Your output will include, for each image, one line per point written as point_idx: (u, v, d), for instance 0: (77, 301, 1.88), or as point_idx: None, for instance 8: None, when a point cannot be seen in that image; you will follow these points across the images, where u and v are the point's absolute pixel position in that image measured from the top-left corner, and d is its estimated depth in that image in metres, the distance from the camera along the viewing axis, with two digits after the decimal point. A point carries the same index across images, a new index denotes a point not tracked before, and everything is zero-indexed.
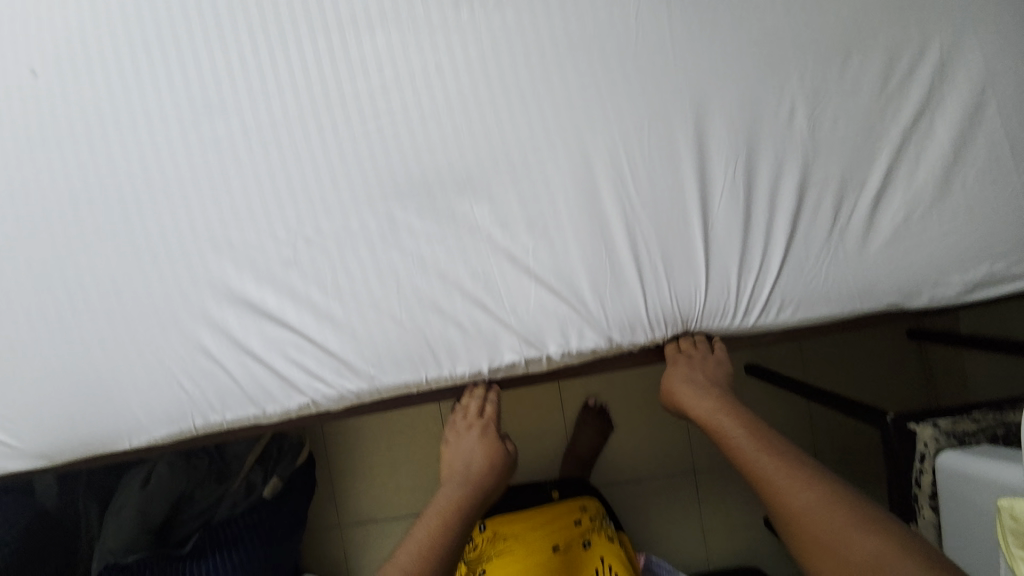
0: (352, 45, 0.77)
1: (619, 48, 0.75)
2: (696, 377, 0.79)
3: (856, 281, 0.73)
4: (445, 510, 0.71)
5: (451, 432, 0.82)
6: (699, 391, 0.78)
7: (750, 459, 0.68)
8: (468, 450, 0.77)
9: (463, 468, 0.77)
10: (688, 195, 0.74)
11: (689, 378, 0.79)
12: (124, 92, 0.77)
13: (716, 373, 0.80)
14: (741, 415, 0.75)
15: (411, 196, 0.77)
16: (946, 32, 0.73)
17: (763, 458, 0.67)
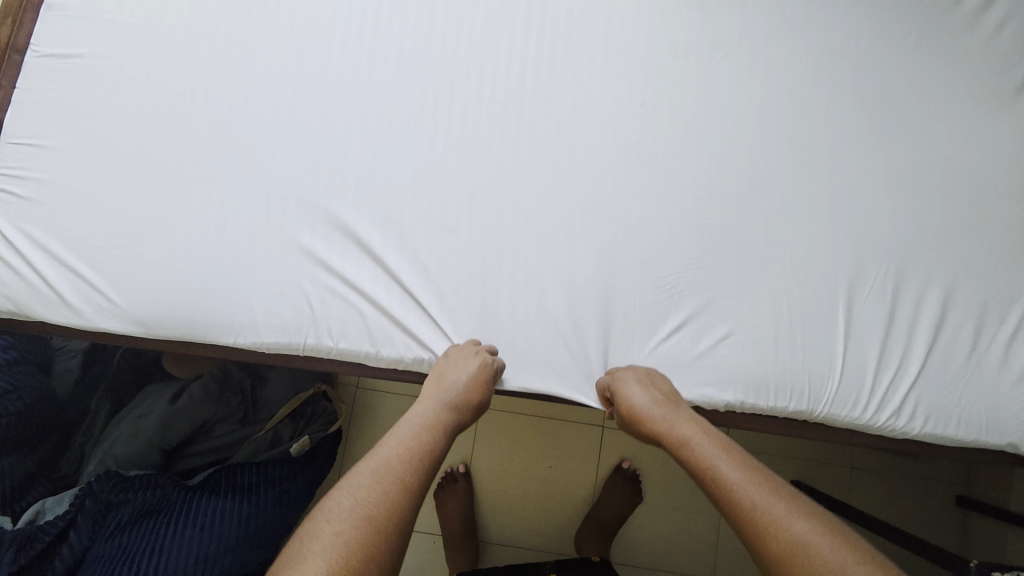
0: (572, 54, 0.82)
1: (807, 133, 0.81)
2: (653, 389, 0.69)
3: (985, 411, 0.74)
4: (405, 456, 0.60)
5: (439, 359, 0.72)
6: (662, 405, 0.67)
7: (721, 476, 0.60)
8: (460, 380, 0.67)
9: (454, 387, 0.67)
10: (841, 280, 0.77)
11: (648, 390, 0.68)
12: (357, 23, 0.81)
13: (667, 386, 0.70)
14: (713, 436, 0.65)
15: (581, 201, 0.78)
16: None
17: (728, 469, 0.60)
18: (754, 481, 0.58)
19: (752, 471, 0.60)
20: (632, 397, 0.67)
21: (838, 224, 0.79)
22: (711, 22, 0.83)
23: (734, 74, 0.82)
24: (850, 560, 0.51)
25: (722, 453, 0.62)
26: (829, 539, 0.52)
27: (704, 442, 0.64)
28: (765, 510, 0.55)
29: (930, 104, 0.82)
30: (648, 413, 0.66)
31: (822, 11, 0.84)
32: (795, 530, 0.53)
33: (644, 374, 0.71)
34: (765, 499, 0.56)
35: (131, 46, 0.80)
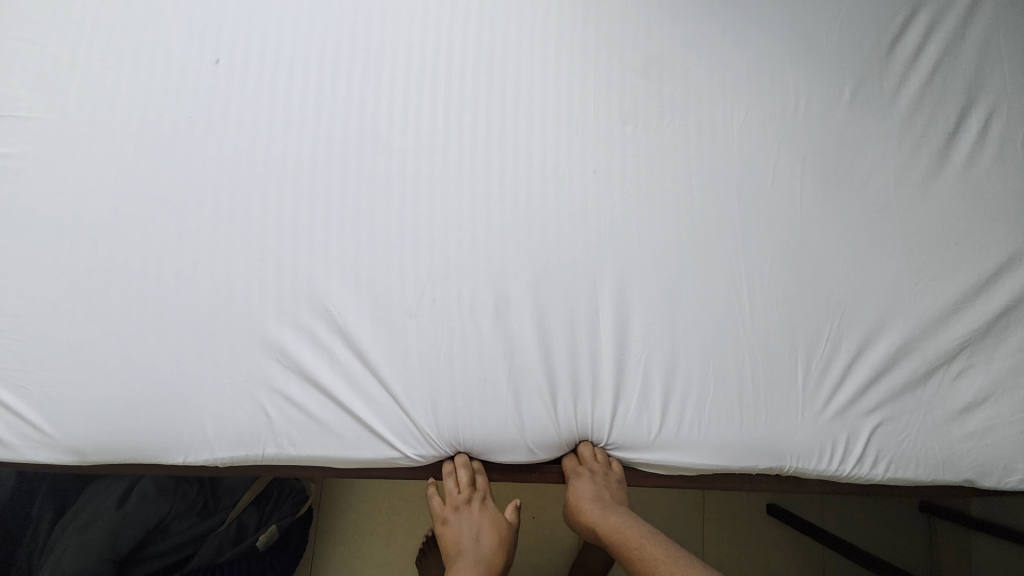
0: (522, 126, 0.82)
1: (754, 191, 0.83)
2: (599, 483, 0.74)
3: (940, 450, 0.77)
4: None
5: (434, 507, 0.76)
6: (608, 502, 0.72)
7: (646, 558, 0.67)
8: (471, 528, 0.72)
9: (475, 541, 0.72)
10: (798, 334, 0.79)
11: (593, 486, 0.73)
12: (299, 108, 0.78)
13: (611, 474, 0.76)
14: (640, 523, 0.72)
15: (545, 276, 0.78)
16: None
17: (651, 549, 0.68)
18: (671, 560, 0.66)
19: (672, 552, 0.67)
20: (580, 493, 0.73)
21: (791, 278, 0.81)
22: (656, 88, 0.85)
23: (681, 137, 0.84)
24: None
25: (646, 537, 0.69)
26: None
27: (631, 528, 0.71)
28: None
29: (867, 154, 0.86)
30: (587, 506, 0.72)
31: (761, 73, 0.87)
32: None
33: (602, 459, 0.77)
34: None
35: (53, 142, 0.75)
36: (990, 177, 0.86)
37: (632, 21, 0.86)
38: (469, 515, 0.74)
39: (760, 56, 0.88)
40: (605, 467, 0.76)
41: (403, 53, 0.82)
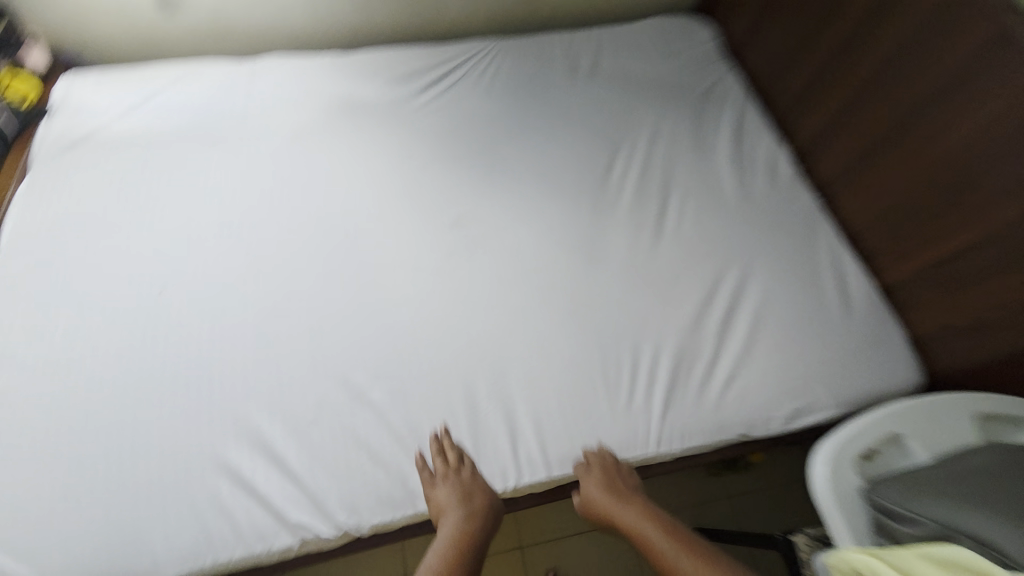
0: (376, 277, 1.21)
1: (542, 280, 1.23)
2: (608, 479, 0.97)
3: (713, 419, 1.08)
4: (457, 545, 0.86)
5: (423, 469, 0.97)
6: (619, 490, 0.96)
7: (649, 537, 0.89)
8: (450, 491, 0.94)
9: None
10: (594, 365, 1.12)
11: (602, 481, 0.97)
12: (220, 304, 1.14)
13: (622, 473, 1.00)
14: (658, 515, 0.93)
15: (407, 371, 1.08)
16: (730, 269, 1.27)
17: (653, 531, 0.89)
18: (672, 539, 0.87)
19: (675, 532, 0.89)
20: (591, 488, 0.97)
21: (581, 329, 1.17)
22: (463, 232, 1.29)
23: (486, 258, 1.25)
24: None
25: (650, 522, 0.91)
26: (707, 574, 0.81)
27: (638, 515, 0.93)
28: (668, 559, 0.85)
29: (611, 239, 1.31)
30: (603, 500, 0.95)
31: (530, 207, 1.34)
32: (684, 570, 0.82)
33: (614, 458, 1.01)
34: (674, 549, 0.86)
35: (41, 371, 1.05)
36: (691, 234, 1.32)
37: (444, 198, 1.34)
38: (462, 476, 0.96)
39: (527, 197, 1.36)
40: (615, 463, 1.00)
41: (290, 251, 1.23)
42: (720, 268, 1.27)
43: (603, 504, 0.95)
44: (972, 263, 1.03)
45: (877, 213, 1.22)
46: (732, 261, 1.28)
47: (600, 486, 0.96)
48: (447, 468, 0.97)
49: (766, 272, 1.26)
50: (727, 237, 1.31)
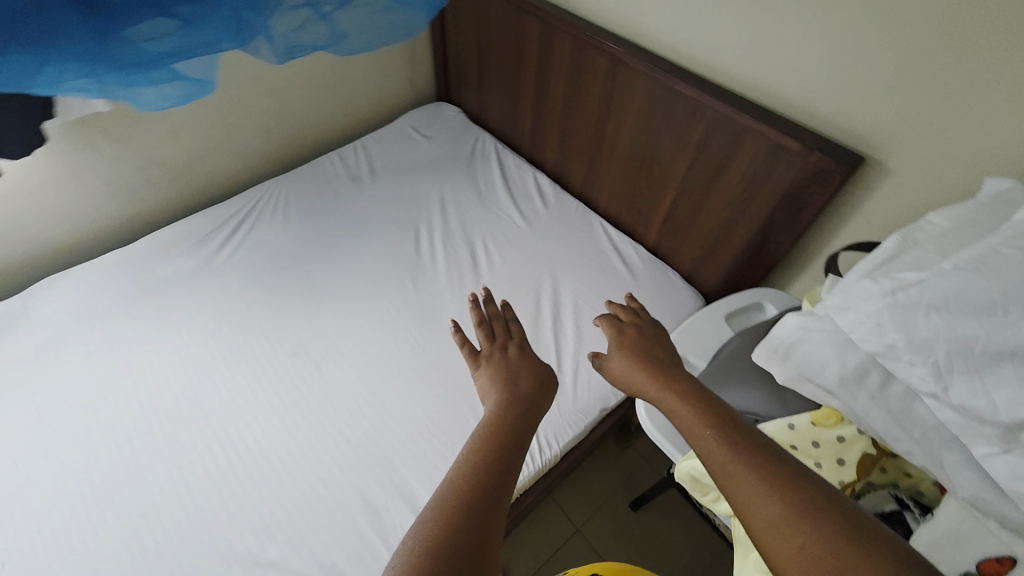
0: (237, 438, 1.21)
1: (396, 365, 1.34)
2: (631, 350, 0.79)
3: (575, 409, 1.26)
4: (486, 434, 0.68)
5: (468, 353, 0.85)
6: (647, 364, 0.75)
7: (698, 437, 0.58)
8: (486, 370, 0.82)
9: None
10: (466, 416, 1.25)
11: (625, 352, 0.79)
12: (69, 548, 1.04)
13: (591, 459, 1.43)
14: (711, 404, 0.62)
15: (299, 511, 1.10)
16: (543, 281, 1.49)
17: (702, 427, 0.58)
18: (733, 436, 0.56)
19: (740, 433, 0.56)
20: (613, 355, 0.80)
21: (444, 391, 1.29)
22: (309, 358, 1.36)
23: (339, 370, 1.34)
24: (820, 520, 0.46)
25: (699, 413, 0.61)
26: (784, 490, 0.49)
27: (680, 404, 0.64)
28: (729, 475, 0.53)
29: (441, 303, 1.47)
30: (624, 368, 0.77)
31: (362, 308, 1.46)
32: (755, 496, 0.50)
33: (646, 318, 0.88)
34: (741, 465, 0.52)
35: None
36: (502, 269, 1.54)
37: (274, 338, 1.39)
38: (508, 354, 0.85)
39: (356, 301, 1.48)
40: (641, 322, 0.87)
41: (135, 456, 1.17)
42: (535, 286, 1.49)
43: (636, 377, 0.74)
44: (680, 209, 1.35)
45: (616, 200, 1.56)
46: (541, 275, 1.51)
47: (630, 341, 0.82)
48: (490, 338, 0.89)
49: (569, 272, 1.50)
50: (530, 259, 1.55)
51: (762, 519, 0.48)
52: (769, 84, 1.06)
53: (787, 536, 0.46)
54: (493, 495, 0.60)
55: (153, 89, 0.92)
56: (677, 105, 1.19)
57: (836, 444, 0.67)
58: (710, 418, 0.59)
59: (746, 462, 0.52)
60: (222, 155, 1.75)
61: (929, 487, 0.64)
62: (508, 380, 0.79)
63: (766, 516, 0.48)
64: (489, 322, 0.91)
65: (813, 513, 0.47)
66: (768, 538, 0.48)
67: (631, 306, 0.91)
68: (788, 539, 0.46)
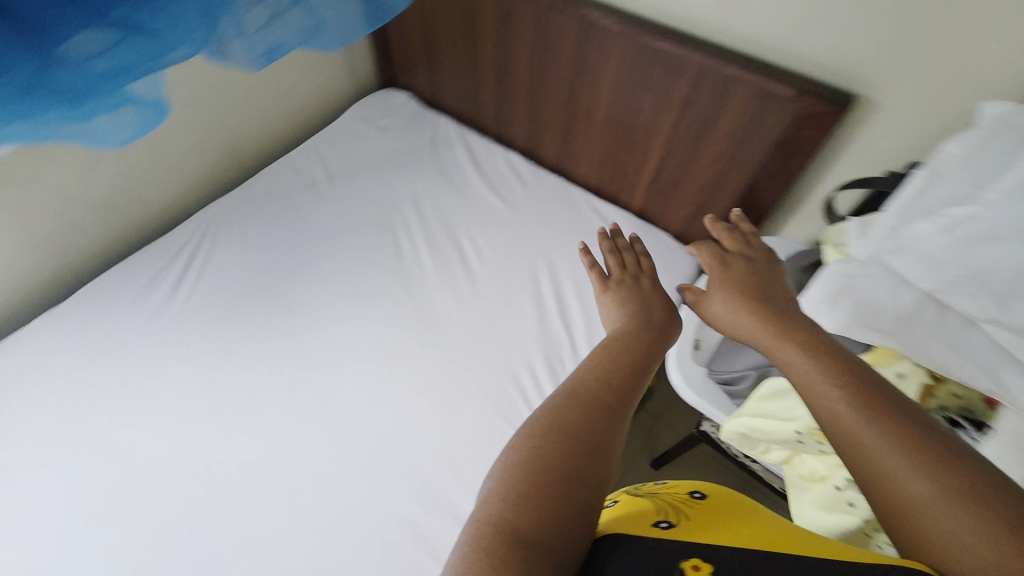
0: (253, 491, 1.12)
1: (406, 377, 1.27)
2: (739, 290, 0.79)
3: None
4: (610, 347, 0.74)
5: (597, 278, 0.90)
6: (760, 306, 0.75)
7: (833, 402, 0.59)
8: (613, 296, 0.87)
9: None
10: (492, 417, 1.21)
11: (735, 291, 0.79)
12: None
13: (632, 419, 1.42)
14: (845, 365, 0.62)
15: (342, 551, 1.05)
16: (539, 265, 1.45)
17: (835, 393, 0.59)
18: (872, 409, 0.57)
19: (882, 408, 0.57)
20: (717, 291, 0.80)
21: (464, 395, 1.24)
22: (309, 388, 1.26)
23: (345, 396, 1.24)
24: (972, 508, 0.48)
25: (831, 379, 0.61)
26: (932, 473, 0.51)
27: (806, 363, 0.64)
28: (867, 448, 0.55)
29: (438, 302, 1.40)
30: (728, 309, 0.78)
31: (354, 323, 1.36)
32: (898, 476, 0.52)
33: (758, 248, 0.87)
34: (884, 443, 0.54)
35: None
36: (494, 258, 1.47)
37: (264, 374, 1.28)
38: (639, 283, 0.89)
39: (344, 317, 1.37)
40: (750, 255, 0.86)
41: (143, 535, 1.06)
42: (532, 269, 1.44)
43: (745, 323, 0.74)
44: (668, 169, 1.33)
45: (597, 169, 1.53)
46: (536, 258, 1.46)
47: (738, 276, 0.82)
48: (619, 267, 0.93)
49: (565, 254, 1.47)
50: (521, 242, 1.50)
51: (902, 497, 0.51)
52: (749, 33, 1.05)
53: (927, 518, 0.49)
54: (621, 393, 0.67)
55: (108, 118, 0.89)
56: (656, 64, 1.15)
57: (893, 381, 0.71)
58: (844, 386, 0.59)
59: (887, 440, 0.54)
60: (151, 179, 1.54)
61: (979, 404, 0.67)
62: (637, 309, 0.83)
63: (907, 494, 0.51)
64: (617, 251, 0.95)
65: (960, 497, 0.49)
66: (908, 515, 0.51)
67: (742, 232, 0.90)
68: (934, 519, 0.49)
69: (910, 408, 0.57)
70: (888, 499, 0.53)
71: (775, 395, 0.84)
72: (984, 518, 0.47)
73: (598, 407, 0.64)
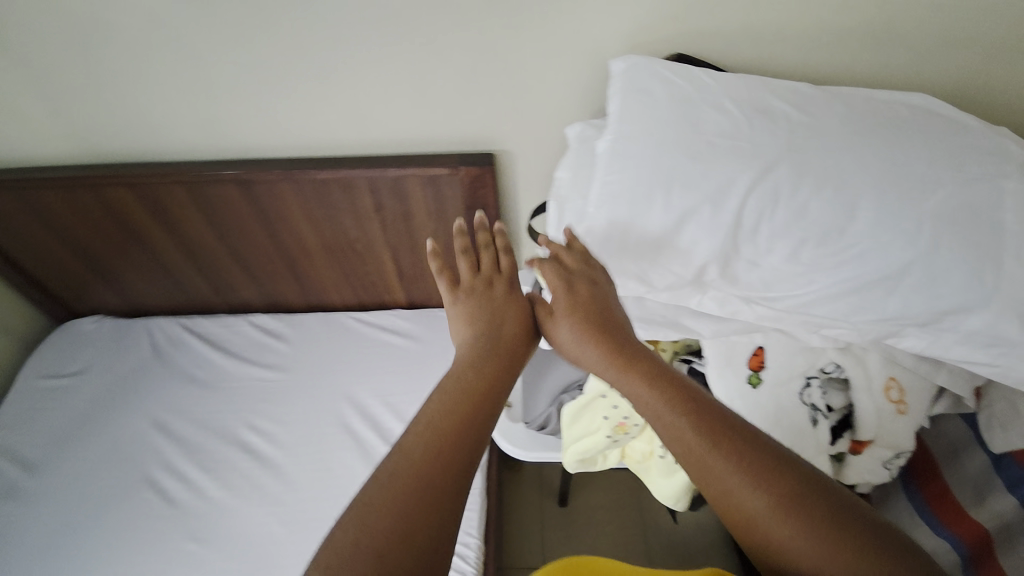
0: None
1: None
2: (582, 316, 0.63)
3: None
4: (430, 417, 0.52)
5: (445, 285, 0.66)
6: (607, 340, 0.62)
7: (702, 453, 0.51)
8: (459, 318, 0.64)
9: None
10: None
11: (570, 320, 0.63)
12: None
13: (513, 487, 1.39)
14: (703, 406, 0.54)
15: None
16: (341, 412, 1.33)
17: (701, 442, 0.51)
18: (741, 455, 0.50)
19: (754, 452, 0.51)
20: (553, 319, 0.65)
21: None
22: None
23: None
24: (839, 557, 0.46)
25: (702, 429, 0.52)
26: (801, 526, 0.47)
27: (667, 408, 0.54)
28: (740, 501, 0.49)
29: (247, 525, 1.15)
30: (575, 340, 0.62)
31: None
32: (775, 528, 0.47)
33: (602, 269, 0.69)
34: (759, 495, 0.48)
35: None
36: (290, 435, 1.30)
37: None
38: (492, 290, 0.67)
39: None
40: (594, 275, 0.68)
41: None
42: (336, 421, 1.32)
43: (595, 359, 0.61)
44: (403, 261, 1.37)
45: (347, 291, 1.49)
46: (334, 408, 1.34)
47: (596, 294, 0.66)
48: (470, 268, 0.68)
49: (362, 385, 1.38)
50: (311, 401, 1.36)
51: (775, 546, 0.47)
52: (386, 142, 1.13)
53: (795, 564, 0.46)
54: (448, 494, 0.47)
55: None
56: (330, 190, 1.18)
57: None
58: (715, 438, 0.51)
59: (766, 493, 0.48)
60: None
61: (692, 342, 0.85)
62: (489, 327, 0.63)
63: (779, 544, 0.47)
64: (461, 241, 0.69)
65: (822, 546, 0.46)
66: (779, 561, 0.47)
67: (578, 250, 0.70)
68: (808, 570, 0.46)
69: (774, 449, 0.52)
70: (761, 545, 0.48)
71: (578, 417, 0.89)
72: (845, 566, 0.45)
73: (410, 524, 0.44)
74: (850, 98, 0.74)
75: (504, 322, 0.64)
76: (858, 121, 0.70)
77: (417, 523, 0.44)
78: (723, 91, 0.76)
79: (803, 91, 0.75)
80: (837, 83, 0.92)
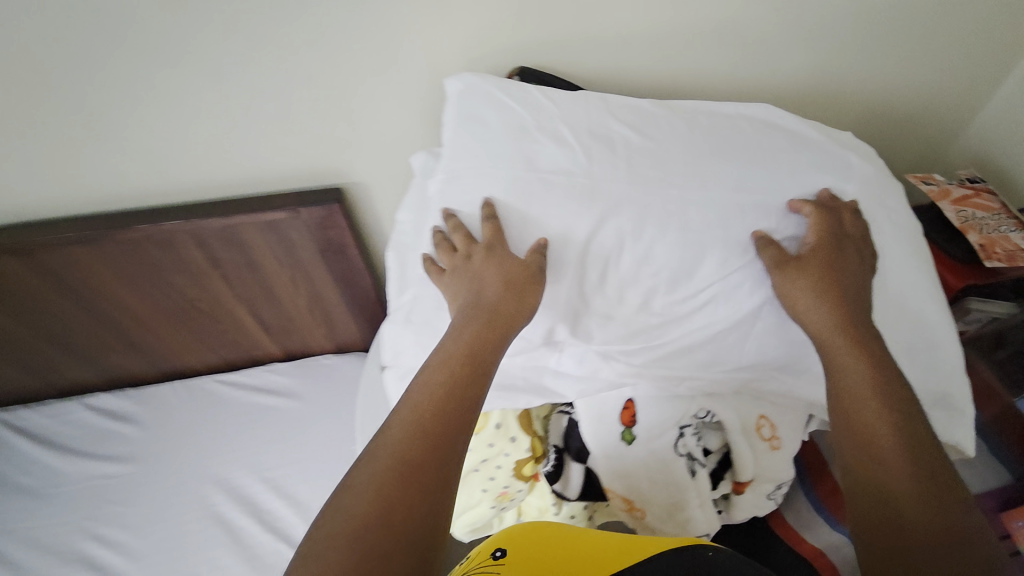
0: None
1: None
2: (834, 281, 0.58)
3: None
4: (420, 412, 0.51)
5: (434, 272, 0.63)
6: (841, 297, 0.58)
7: (864, 407, 0.55)
8: (455, 300, 0.59)
9: None
10: None
11: (530, 293, 0.57)
12: None
13: None
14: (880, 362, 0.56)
15: None
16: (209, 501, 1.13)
17: (867, 396, 0.55)
18: (886, 404, 0.54)
19: (890, 400, 0.55)
20: (509, 288, 0.57)
21: None
22: None
23: None
24: (922, 485, 0.51)
25: (882, 387, 0.55)
26: (903, 458, 0.52)
27: (868, 374, 0.56)
28: (870, 444, 0.54)
29: None
30: (828, 311, 0.57)
31: None
32: (890, 466, 0.52)
33: (862, 228, 0.62)
34: (892, 438, 0.53)
35: None
36: (147, 540, 1.09)
37: None
38: (473, 261, 0.60)
39: None
40: (856, 232, 0.61)
41: None
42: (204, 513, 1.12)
43: (838, 330, 0.57)
44: (263, 316, 1.18)
45: (206, 355, 1.28)
46: (201, 496, 1.14)
47: (825, 245, 0.59)
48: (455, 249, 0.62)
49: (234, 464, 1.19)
50: (172, 492, 1.15)
51: (877, 482, 0.53)
52: (205, 186, 0.95)
53: (893, 495, 0.52)
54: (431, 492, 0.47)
55: None
56: (143, 249, 0.98)
57: (501, 432, 0.71)
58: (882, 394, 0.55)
59: (887, 435, 0.53)
60: None
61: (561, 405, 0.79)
62: (473, 298, 0.59)
63: (882, 480, 0.53)
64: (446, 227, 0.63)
65: (914, 475, 0.52)
66: (875, 494, 0.53)
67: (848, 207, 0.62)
68: (900, 498, 0.51)
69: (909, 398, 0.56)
70: (861, 481, 0.54)
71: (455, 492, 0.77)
72: (926, 490, 0.51)
73: (392, 524, 0.45)
74: (693, 114, 0.67)
75: (501, 290, 0.57)
76: (699, 144, 0.63)
77: (403, 520, 0.45)
78: (559, 114, 0.66)
79: (644, 110, 0.67)
80: (691, 88, 0.86)
